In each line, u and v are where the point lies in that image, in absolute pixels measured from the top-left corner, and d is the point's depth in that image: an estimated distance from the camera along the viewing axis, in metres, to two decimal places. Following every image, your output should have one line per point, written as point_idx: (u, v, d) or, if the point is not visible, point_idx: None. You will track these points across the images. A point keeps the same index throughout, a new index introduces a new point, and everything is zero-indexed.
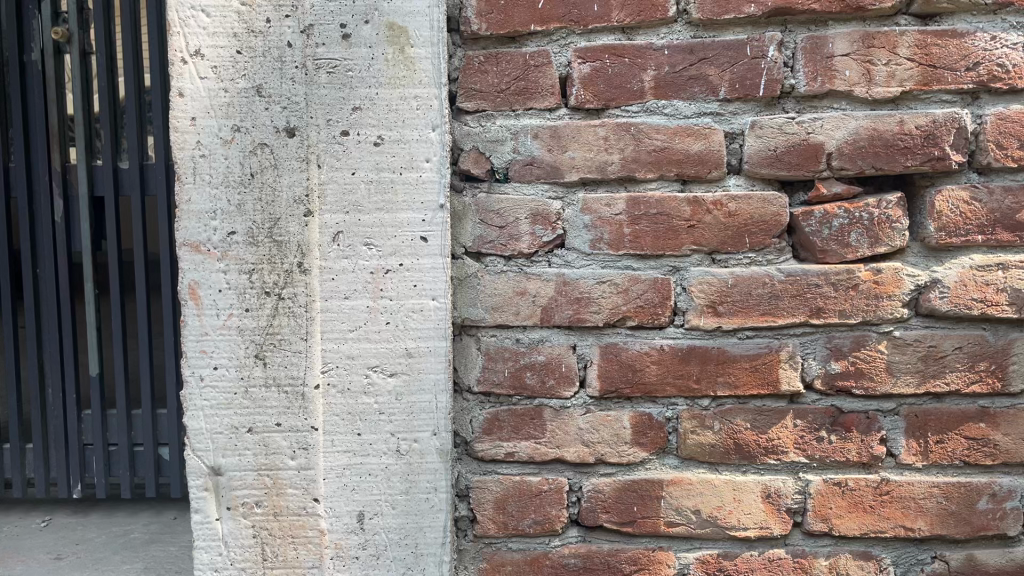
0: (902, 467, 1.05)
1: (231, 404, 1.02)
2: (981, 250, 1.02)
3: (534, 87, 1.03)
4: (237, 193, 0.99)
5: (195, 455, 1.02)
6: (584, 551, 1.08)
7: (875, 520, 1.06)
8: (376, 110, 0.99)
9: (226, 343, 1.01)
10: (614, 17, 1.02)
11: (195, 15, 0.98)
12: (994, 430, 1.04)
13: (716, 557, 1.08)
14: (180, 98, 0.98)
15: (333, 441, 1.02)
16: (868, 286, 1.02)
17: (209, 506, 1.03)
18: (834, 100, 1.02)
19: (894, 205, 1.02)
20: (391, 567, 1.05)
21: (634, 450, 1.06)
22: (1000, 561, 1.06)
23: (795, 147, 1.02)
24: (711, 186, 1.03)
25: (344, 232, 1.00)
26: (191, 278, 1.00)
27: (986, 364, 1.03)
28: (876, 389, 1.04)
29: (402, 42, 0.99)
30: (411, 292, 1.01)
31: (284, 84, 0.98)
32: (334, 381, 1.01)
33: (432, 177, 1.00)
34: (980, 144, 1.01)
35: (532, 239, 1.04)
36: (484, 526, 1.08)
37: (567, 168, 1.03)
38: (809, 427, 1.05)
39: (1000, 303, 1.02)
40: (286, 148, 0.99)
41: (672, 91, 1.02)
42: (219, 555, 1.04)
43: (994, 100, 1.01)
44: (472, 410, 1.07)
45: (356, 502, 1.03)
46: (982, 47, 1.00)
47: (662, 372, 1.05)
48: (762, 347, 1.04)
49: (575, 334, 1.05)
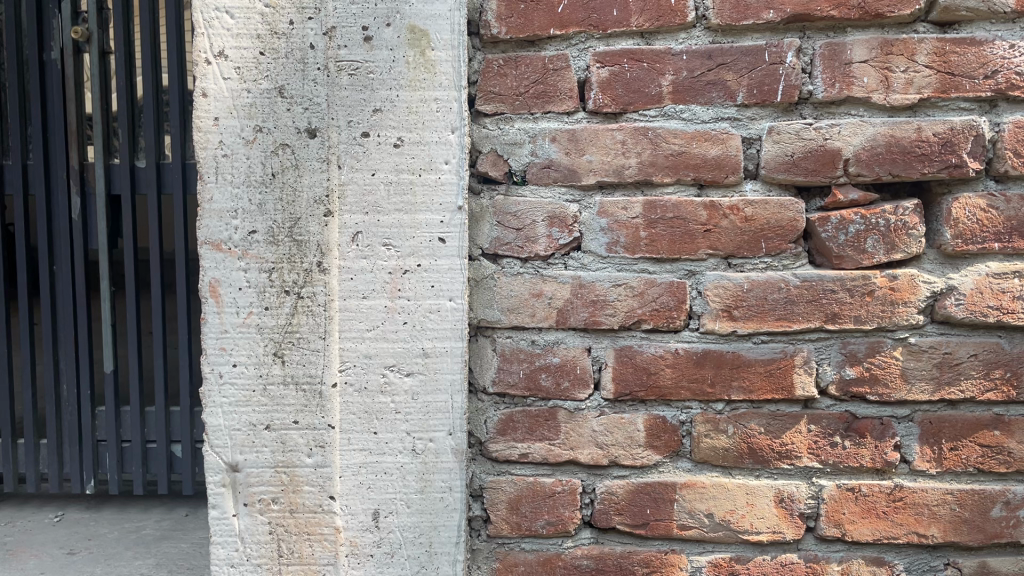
0: (916, 473, 1.05)
1: (249, 401, 1.03)
2: (998, 258, 1.02)
3: (553, 91, 1.04)
4: (259, 193, 1.00)
5: (213, 452, 1.03)
6: (597, 553, 1.08)
7: (888, 525, 1.06)
8: (396, 113, 1.00)
9: (245, 340, 1.02)
10: (633, 22, 1.02)
11: (220, 16, 0.99)
12: (1008, 438, 1.04)
13: (728, 560, 1.08)
14: (203, 98, 0.99)
15: (350, 439, 1.03)
16: (883, 292, 1.03)
17: (226, 502, 1.04)
18: (852, 107, 1.02)
19: (912, 212, 1.02)
20: (405, 565, 1.05)
21: (649, 452, 1.07)
22: (1013, 568, 1.06)
23: (812, 153, 1.02)
24: (728, 191, 1.04)
25: (363, 232, 1.01)
26: (212, 276, 1.01)
27: (1002, 371, 1.03)
28: (890, 395, 1.04)
29: (423, 45, 1.00)
30: (428, 292, 1.02)
31: (306, 86, 0.99)
32: (351, 380, 1.02)
33: (452, 179, 1.01)
34: (998, 152, 1.01)
35: (549, 242, 1.05)
36: (497, 526, 1.09)
37: (584, 171, 1.04)
38: (823, 433, 1.05)
39: (1015, 311, 1.02)
40: (307, 149, 1.00)
41: (690, 96, 1.03)
42: (236, 551, 1.05)
43: (1012, 108, 1.01)
44: (487, 411, 1.08)
45: (372, 500, 1.04)
46: (1002, 55, 1.00)
47: (676, 375, 1.05)
48: (777, 352, 1.05)
49: (590, 336, 1.06)
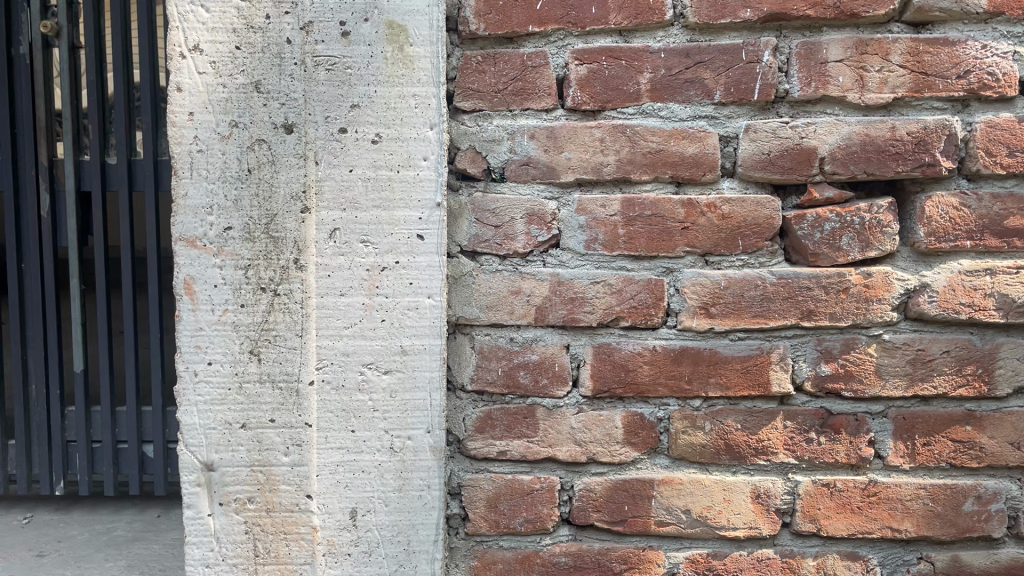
0: (889, 469, 1.07)
1: (225, 399, 1.02)
2: (971, 255, 1.04)
3: (531, 88, 1.04)
4: (234, 188, 0.99)
5: (188, 451, 1.02)
6: (575, 550, 1.09)
7: (862, 520, 1.07)
8: (374, 108, 0.99)
9: (221, 338, 1.01)
10: (611, 19, 1.03)
11: (195, 10, 0.98)
12: (980, 433, 1.06)
13: (705, 557, 1.09)
14: (178, 92, 0.98)
15: (328, 437, 1.03)
16: (858, 290, 1.04)
17: (202, 501, 1.03)
18: (828, 105, 1.03)
19: (886, 210, 1.03)
20: (383, 564, 1.05)
21: (627, 449, 1.07)
22: (984, 562, 1.07)
23: (789, 151, 1.03)
24: (705, 188, 1.04)
25: (341, 229, 1.00)
26: (186, 273, 1.00)
27: (974, 368, 1.05)
28: (864, 392, 1.05)
29: (401, 41, 0.99)
30: (407, 290, 1.01)
31: (283, 81, 0.98)
32: (329, 377, 1.02)
33: (430, 175, 1.01)
34: (970, 151, 1.03)
35: (528, 239, 1.05)
36: (475, 524, 1.08)
37: (563, 169, 1.04)
38: (799, 429, 1.06)
39: (987, 308, 1.04)
40: (283, 144, 0.99)
41: (668, 94, 1.03)
42: (212, 551, 1.04)
43: (984, 107, 1.03)
44: (465, 408, 1.08)
45: (350, 499, 1.04)
46: (974, 55, 1.02)
47: (655, 372, 1.06)
48: (754, 349, 1.05)
49: (569, 334, 1.06)
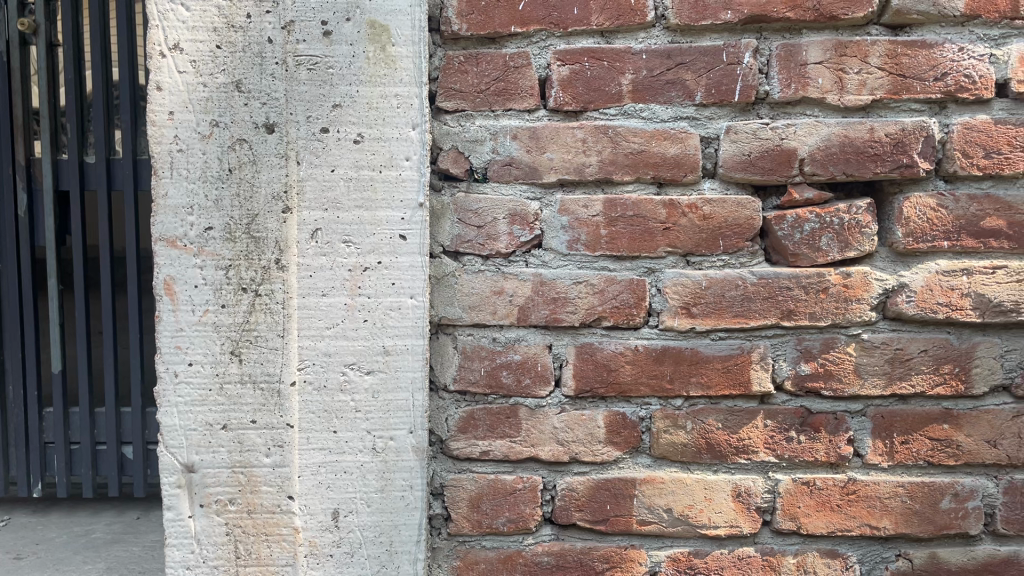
0: (868, 467, 1.08)
1: (206, 400, 1.01)
2: (948, 256, 1.05)
3: (514, 88, 1.04)
4: (214, 188, 0.99)
5: (168, 452, 1.01)
6: (557, 549, 1.09)
7: (842, 518, 1.08)
8: (356, 108, 0.99)
9: (201, 339, 1.00)
10: (593, 20, 1.03)
11: (175, 8, 0.97)
12: (957, 431, 1.07)
13: (687, 555, 1.09)
14: (158, 91, 0.97)
15: (310, 438, 1.02)
16: (838, 290, 1.05)
17: (182, 503, 1.02)
18: (807, 107, 1.04)
19: (864, 210, 1.04)
20: (365, 564, 1.05)
21: (609, 449, 1.08)
22: (961, 558, 1.09)
23: (769, 152, 1.04)
24: (687, 189, 1.05)
25: (322, 229, 1.00)
26: (166, 273, 0.99)
27: (951, 367, 1.06)
28: (844, 391, 1.06)
29: (383, 41, 0.99)
30: (389, 290, 1.01)
31: (264, 80, 0.98)
32: (311, 378, 1.01)
33: (412, 175, 1.01)
34: (947, 152, 1.04)
35: (510, 239, 1.05)
36: (458, 524, 1.08)
37: (545, 169, 1.04)
38: (779, 427, 1.07)
39: (964, 307, 1.05)
40: (264, 144, 0.98)
41: (650, 95, 1.04)
42: (192, 553, 1.04)
43: (961, 109, 1.04)
44: (448, 409, 1.08)
45: (332, 500, 1.03)
46: (951, 58, 1.03)
47: (636, 372, 1.06)
48: (735, 348, 1.06)
49: (551, 334, 1.06)
